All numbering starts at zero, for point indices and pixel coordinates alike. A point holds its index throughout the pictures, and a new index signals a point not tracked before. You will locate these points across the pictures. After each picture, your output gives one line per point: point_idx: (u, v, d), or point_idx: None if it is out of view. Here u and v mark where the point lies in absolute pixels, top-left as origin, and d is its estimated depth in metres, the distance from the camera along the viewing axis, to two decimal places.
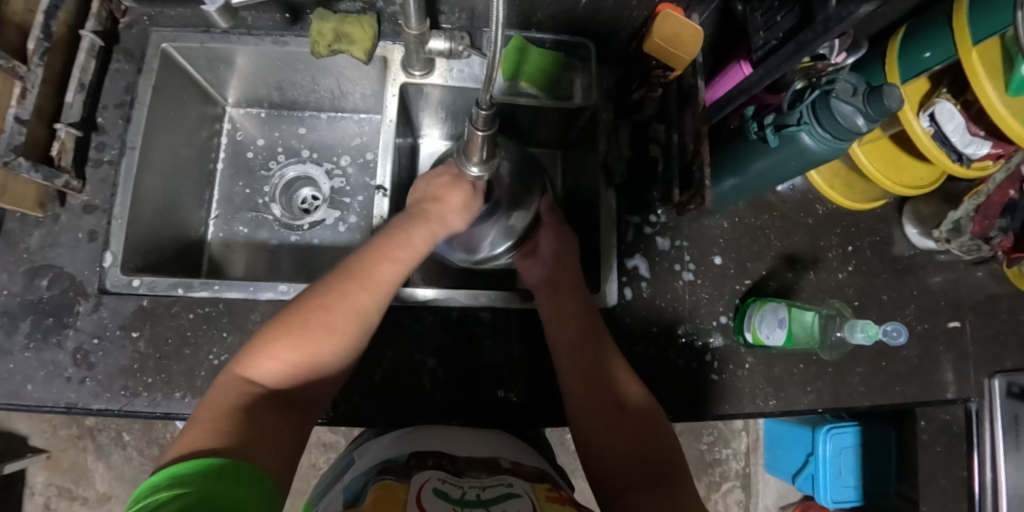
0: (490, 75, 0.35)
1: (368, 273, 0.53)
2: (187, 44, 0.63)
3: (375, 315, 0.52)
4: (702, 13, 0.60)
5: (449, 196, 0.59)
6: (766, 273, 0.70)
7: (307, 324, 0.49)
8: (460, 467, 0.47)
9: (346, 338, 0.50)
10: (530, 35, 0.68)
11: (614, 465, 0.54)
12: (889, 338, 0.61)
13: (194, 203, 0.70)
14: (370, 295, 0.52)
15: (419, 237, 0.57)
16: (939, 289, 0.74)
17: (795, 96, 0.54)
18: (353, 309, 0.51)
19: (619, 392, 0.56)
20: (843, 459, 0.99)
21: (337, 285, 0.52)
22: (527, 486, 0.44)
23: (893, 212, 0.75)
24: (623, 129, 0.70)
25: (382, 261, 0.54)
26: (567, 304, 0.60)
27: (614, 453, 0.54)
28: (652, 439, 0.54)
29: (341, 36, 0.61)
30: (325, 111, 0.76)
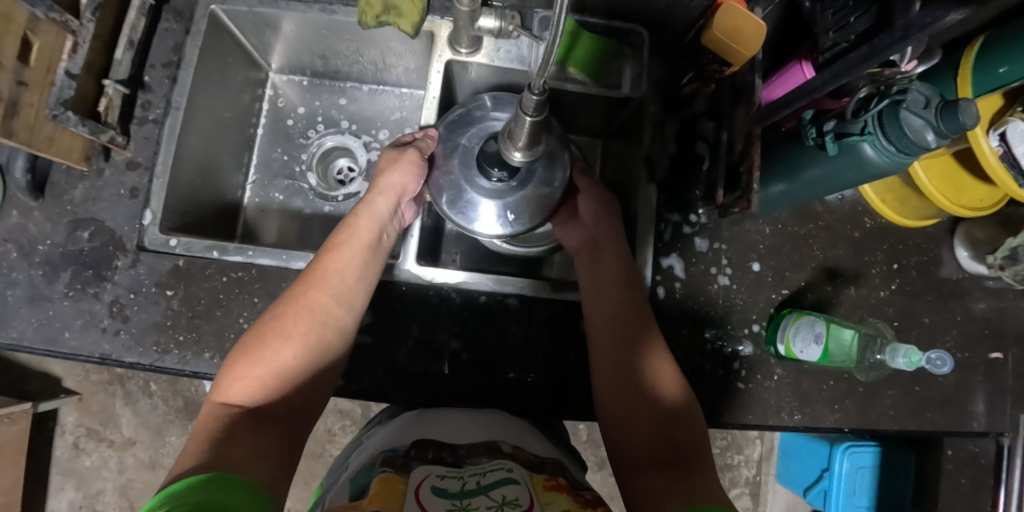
0: (548, 58, 0.33)
1: (317, 273, 0.53)
2: (235, 7, 0.63)
3: (331, 308, 0.52)
4: (766, 7, 0.57)
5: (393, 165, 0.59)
6: (805, 284, 0.68)
7: (264, 338, 0.50)
8: (462, 456, 0.47)
9: (302, 339, 0.50)
10: (582, 19, 0.66)
11: (638, 451, 0.51)
12: (933, 367, 0.61)
13: (233, 167, 0.70)
14: (323, 292, 0.53)
15: (365, 222, 0.57)
16: (982, 316, 0.72)
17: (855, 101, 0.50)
18: (309, 314, 0.51)
19: (655, 373, 0.55)
20: (859, 479, 0.98)
21: (289, 297, 0.52)
22: (526, 474, 0.43)
23: (945, 232, 0.72)
24: (669, 125, 0.67)
25: (332, 261, 0.54)
26: (606, 283, 0.59)
27: (637, 439, 0.52)
28: (680, 429, 0.51)
29: (390, 7, 0.60)
30: (367, 83, 0.75)
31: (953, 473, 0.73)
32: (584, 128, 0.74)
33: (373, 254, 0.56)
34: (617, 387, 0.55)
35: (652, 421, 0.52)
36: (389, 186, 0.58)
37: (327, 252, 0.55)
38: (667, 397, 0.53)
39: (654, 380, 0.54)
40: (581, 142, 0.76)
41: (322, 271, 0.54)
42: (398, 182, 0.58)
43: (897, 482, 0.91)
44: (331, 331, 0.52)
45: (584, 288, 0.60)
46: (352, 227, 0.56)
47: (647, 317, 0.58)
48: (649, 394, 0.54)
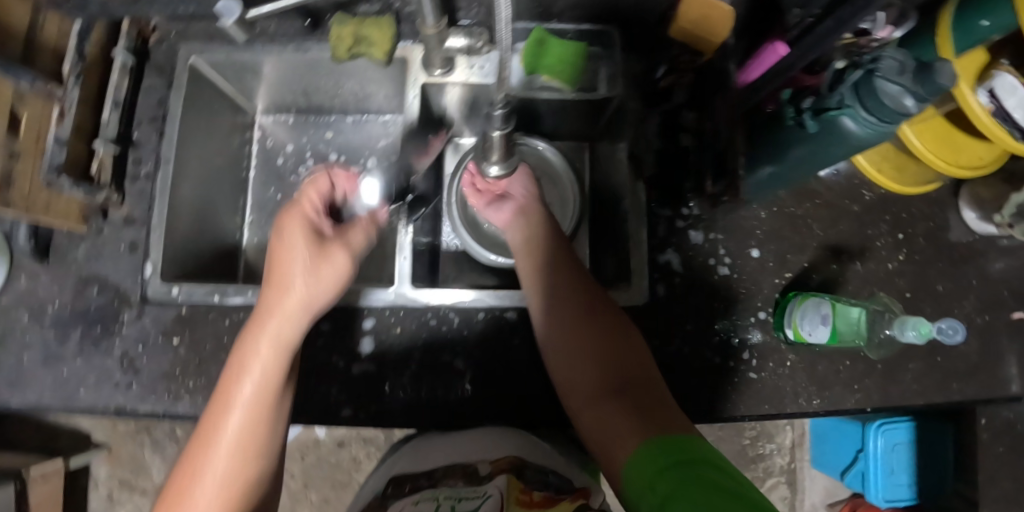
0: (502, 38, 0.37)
1: (219, 403, 0.49)
2: (214, 56, 0.64)
3: (246, 438, 0.49)
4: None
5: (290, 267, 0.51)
6: (809, 265, 0.67)
7: (186, 482, 0.48)
8: (438, 477, 0.57)
9: (223, 472, 0.49)
10: (551, 26, 0.66)
11: (592, 393, 0.51)
12: (946, 336, 0.58)
13: (229, 210, 0.71)
14: (229, 424, 0.49)
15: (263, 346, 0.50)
16: (1000, 277, 0.70)
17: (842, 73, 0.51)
18: (223, 450, 0.49)
19: (599, 342, 0.53)
20: (894, 456, 1.00)
21: (198, 435, 0.50)
22: (502, 485, 0.53)
23: (948, 195, 0.71)
24: (651, 120, 0.66)
25: (232, 393, 0.49)
26: (538, 249, 0.58)
27: (589, 383, 0.52)
28: (631, 358, 0.52)
29: (360, 39, 0.62)
30: (351, 114, 0.76)
31: (992, 444, 0.71)
32: (567, 134, 0.73)
33: (282, 370, 0.51)
34: (569, 360, 0.53)
35: (602, 363, 0.52)
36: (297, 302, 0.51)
37: (227, 382, 0.50)
38: (608, 335, 0.53)
39: (603, 348, 0.53)
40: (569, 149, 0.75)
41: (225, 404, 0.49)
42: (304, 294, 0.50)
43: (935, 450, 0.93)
44: (257, 458, 0.50)
45: (519, 255, 0.60)
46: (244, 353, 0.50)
47: (576, 275, 0.57)
48: (599, 361, 0.52)
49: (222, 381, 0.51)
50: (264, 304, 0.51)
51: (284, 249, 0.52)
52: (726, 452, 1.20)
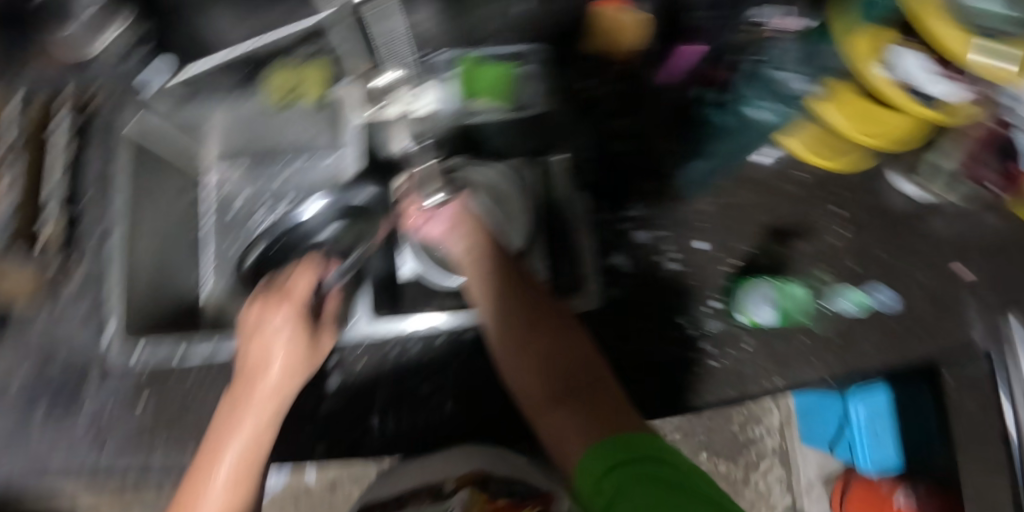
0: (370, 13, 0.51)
1: (210, 451, 0.53)
2: (157, 112, 0.66)
3: (238, 478, 0.53)
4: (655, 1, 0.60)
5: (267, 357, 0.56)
6: (755, 251, 0.69)
7: None
8: (405, 500, 0.56)
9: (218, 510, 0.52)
10: (483, 50, 0.68)
11: (545, 397, 0.53)
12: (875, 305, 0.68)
13: (189, 262, 0.73)
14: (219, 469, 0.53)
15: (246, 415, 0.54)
16: (944, 232, 0.72)
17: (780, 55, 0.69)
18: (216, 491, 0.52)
19: (547, 345, 0.55)
20: (876, 421, 1.07)
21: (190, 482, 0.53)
22: (463, 501, 0.52)
23: (879, 167, 0.75)
24: (586, 127, 0.71)
25: (222, 442, 0.53)
26: (480, 261, 0.60)
27: (541, 386, 0.53)
28: (577, 356, 0.54)
29: (297, 84, 0.67)
30: (299, 159, 0.76)
31: (959, 399, 0.72)
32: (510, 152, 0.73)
33: (269, 418, 0.55)
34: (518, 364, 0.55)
35: (554, 364, 0.54)
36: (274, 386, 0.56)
37: (217, 433, 0.54)
38: (553, 335, 0.55)
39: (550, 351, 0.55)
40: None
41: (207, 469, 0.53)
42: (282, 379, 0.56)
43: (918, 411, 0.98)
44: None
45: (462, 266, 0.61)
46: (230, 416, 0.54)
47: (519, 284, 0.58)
48: (548, 362, 0.54)
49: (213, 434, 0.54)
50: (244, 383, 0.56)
51: (264, 333, 0.57)
52: (718, 441, 1.21)
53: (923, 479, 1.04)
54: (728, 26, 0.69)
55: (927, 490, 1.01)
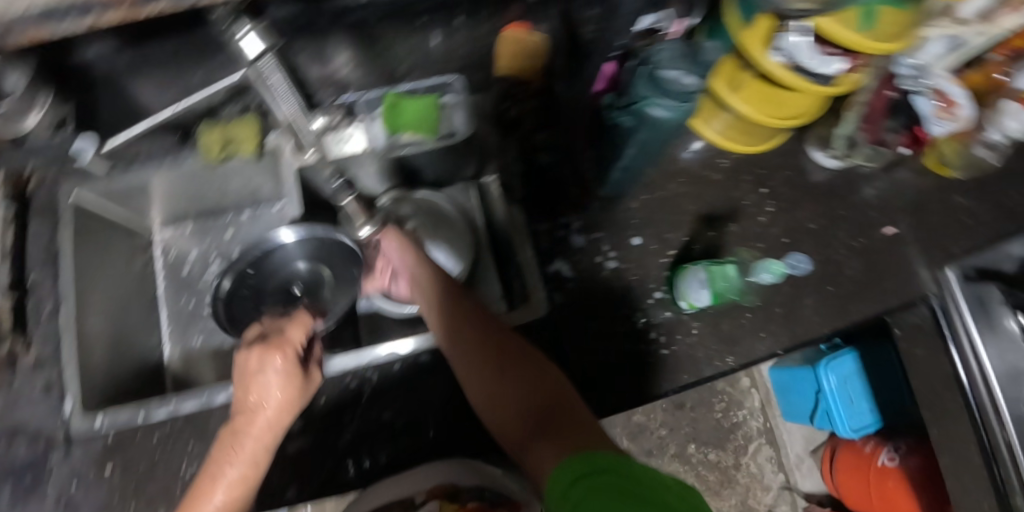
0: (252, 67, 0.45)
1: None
2: (94, 188, 0.66)
3: None
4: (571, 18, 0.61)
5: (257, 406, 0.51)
6: (689, 239, 0.73)
7: None
8: None
9: None
10: (401, 87, 0.72)
11: (517, 428, 0.51)
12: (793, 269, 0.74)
13: (147, 328, 0.74)
14: None
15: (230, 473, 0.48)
16: (876, 198, 0.81)
17: (666, 53, 0.54)
18: None
19: (512, 374, 0.55)
20: (848, 385, 1.02)
21: None
22: None
23: (797, 143, 0.81)
24: (511, 146, 0.73)
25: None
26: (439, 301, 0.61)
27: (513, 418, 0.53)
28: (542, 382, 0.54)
29: (227, 140, 0.69)
30: (246, 210, 0.80)
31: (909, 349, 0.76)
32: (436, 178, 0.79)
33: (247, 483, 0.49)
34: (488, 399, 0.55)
35: (524, 394, 0.53)
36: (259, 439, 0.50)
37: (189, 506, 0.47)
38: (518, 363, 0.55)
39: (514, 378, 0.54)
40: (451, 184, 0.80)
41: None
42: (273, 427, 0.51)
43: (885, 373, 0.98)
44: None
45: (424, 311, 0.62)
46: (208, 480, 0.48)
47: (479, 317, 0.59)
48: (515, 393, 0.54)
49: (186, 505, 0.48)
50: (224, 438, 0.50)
51: (263, 378, 0.51)
52: (704, 431, 1.24)
53: (904, 437, 1.04)
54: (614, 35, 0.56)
55: (911, 448, 1.01)
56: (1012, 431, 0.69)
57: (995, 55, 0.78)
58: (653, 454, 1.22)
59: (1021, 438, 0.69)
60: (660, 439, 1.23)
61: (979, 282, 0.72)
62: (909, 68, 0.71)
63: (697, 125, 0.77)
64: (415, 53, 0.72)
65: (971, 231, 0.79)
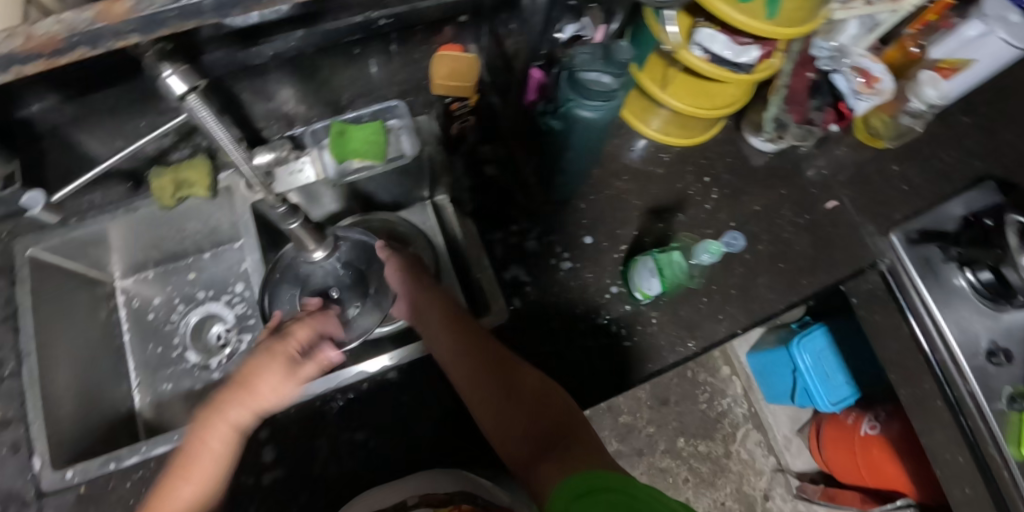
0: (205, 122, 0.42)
1: (165, 497, 0.52)
2: (50, 243, 0.67)
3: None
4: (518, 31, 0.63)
5: (247, 385, 0.53)
6: (639, 233, 0.75)
7: None
8: None
9: None
10: (344, 117, 0.73)
11: (523, 450, 0.56)
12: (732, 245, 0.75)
13: (115, 378, 0.74)
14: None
15: (212, 445, 0.53)
16: (816, 178, 0.84)
17: (585, 56, 0.56)
18: None
19: (517, 396, 0.58)
20: (824, 362, 1.02)
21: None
22: None
23: (733, 131, 0.84)
24: (458, 162, 0.77)
25: (178, 488, 0.52)
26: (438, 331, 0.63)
27: (519, 440, 0.56)
28: (545, 404, 0.57)
29: (181, 183, 0.68)
30: (207, 250, 0.82)
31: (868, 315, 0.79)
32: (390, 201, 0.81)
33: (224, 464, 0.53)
34: (494, 420, 0.58)
35: (529, 415, 0.57)
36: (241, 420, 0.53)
37: (176, 477, 0.53)
38: (519, 386, 0.59)
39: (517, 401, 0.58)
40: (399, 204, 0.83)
41: (173, 490, 0.52)
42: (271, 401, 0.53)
43: (856, 347, 0.98)
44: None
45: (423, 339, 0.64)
46: (194, 449, 0.53)
47: (479, 343, 0.61)
48: (520, 414, 0.57)
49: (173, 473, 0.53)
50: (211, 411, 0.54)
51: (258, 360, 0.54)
52: (691, 423, 1.25)
53: (884, 404, 1.02)
54: None
55: (890, 414, 1.00)
56: (973, 382, 0.71)
57: (908, 30, 0.83)
58: (644, 453, 1.23)
59: (983, 388, 0.71)
60: (649, 436, 1.24)
61: (921, 243, 0.77)
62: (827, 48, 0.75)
63: (638, 125, 0.81)
64: (357, 83, 0.75)
65: (909, 197, 0.83)
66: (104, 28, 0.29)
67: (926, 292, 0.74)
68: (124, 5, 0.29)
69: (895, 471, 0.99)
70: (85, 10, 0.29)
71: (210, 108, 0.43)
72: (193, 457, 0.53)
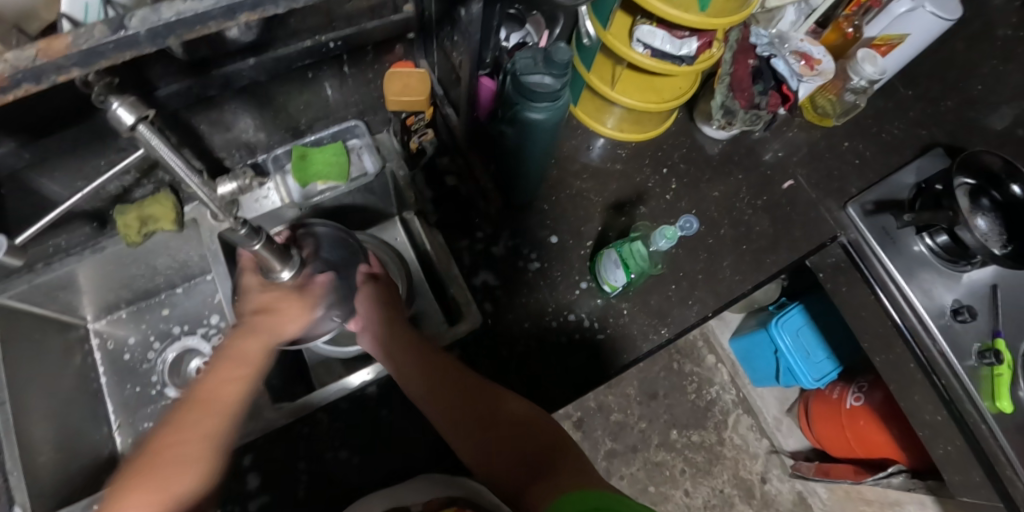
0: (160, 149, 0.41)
1: (205, 400, 0.52)
2: (19, 289, 0.67)
3: (228, 435, 0.52)
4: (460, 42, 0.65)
5: (281, 304, 0.57)
6: (603, 228, 0.77)
7: (156, 468, 0.49)
8: None
9: (198, 468, 0.50)
10: (305, 140, 0.76)
11: (513, 475, 0.56)
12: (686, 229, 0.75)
13: (93, 423, 0.73)
14: (214, 417, 0.52)
15: (251, 348, 0.55)
16: (772, 161, 0.86)
17: (525, 61, 0.59)
18: (202, 438, 0.51)
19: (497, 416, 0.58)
20: (803, 339, 1.04)
21: (176, 421, 0.51)
22: None
23: (687, 122, 0.87)
24: (419, 176, 0.78)
25: (222, 390, 0.53)
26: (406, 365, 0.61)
27: (506, 464, 0.57)
28: (527, 425, 0.58)
29: (145, 219, 0.69)
30: (180, 285, 0.83)
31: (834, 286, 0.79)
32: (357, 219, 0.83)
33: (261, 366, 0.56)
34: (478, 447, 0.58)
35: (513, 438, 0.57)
36: (269, 332, 0.56)
37: (215, 379, 0.54)
38: (497, 408, 0.59)
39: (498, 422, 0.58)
40: (368, 217, 0.84)
41: (213, 393, 0.53)
42: (292, 321, 0.57)
43: (830, 321, 1.00)
44: (213, 442, 0.51)
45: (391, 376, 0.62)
46: (237, 347, 0.55)
47: (451, 374, 0.61)
48: (505, 435, 0.58)
49: (210, 378, 0.54)
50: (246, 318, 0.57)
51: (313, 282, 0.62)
52: (682, 414, 1.26)
53: (865, 375, 1.04)
54: (483, 44, 0.60)
55: (872, 383, 1.02)
56: (941, 342, 0.72)
57: (844, 12, 0.85)
58: (638, 449, 1.23)
59: (951, 346, 0.72)
60: (642, 432, 1.24)
61: (877, 213, 0.79)
62: (767, 36, 0.81)
63: (596, 124, 0.84)
64: (314, 106, 0.77)
65: (862, 169, 0.86)
66: (46, 65, 0.30)
67: (889, 263, 0.75)
68: (65, 41, 0.30)
69: (883, 440, 1.00)
70: (27, 48, 0.30)
71: (164, 138, 0.42)
72: (233, 358, 0.55)
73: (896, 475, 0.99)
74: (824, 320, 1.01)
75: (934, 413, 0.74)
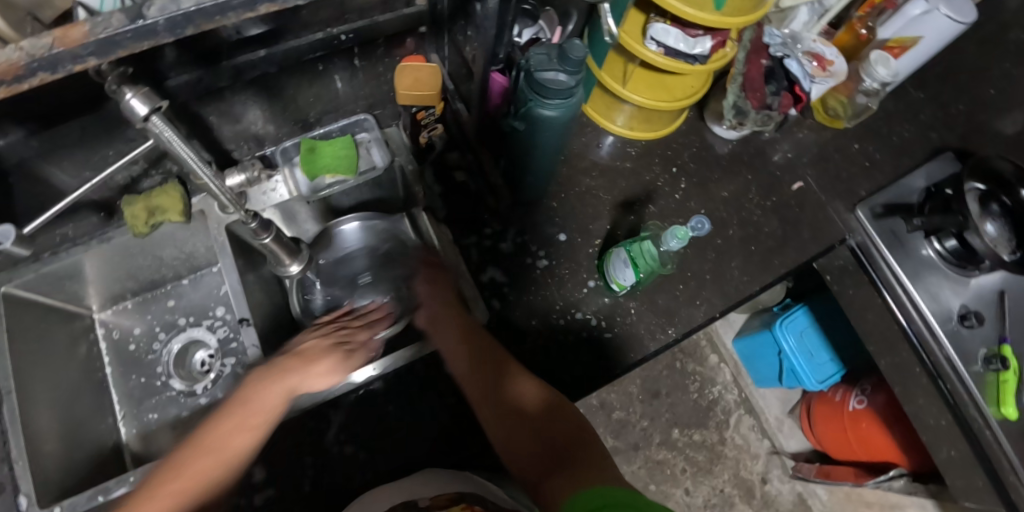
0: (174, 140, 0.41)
1: (214, 441, 0.51)
2: (25, 279, 0.67)
3: (219, 483, 0.51)
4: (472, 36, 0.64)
5: (319, 361, 0.57)
6: (611, 226, 0.77)
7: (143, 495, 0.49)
8: None
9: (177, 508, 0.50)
10: (314, 133, 0.75)
11: (530, 463, 0.56)
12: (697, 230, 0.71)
13: (98, 413, 0.73)
14: (216, 463, 0.51)
15: (271, 396, 0.54)
16: (781, 162, 0.86)
17: (541, 57, 0.58)
18: (192, 483, 0.50)
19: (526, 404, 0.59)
20: (808, 341, 1.04)
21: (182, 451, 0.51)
22: None
23: (697, 121, 0.87)
24: (428, 172, 0.78)
25: (233, 436, 0.52)
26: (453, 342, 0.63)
27: (527, 451, 0.57)
28: (555, 420, 0.58)
29: (153, 210, 0.68)
30: (185, 276, 0.82)
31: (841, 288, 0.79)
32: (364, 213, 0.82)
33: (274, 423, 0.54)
34: (501, 429, 0.58)
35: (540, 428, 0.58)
36: (295, 386, 0.55)
37: (230, 421, 0.52)
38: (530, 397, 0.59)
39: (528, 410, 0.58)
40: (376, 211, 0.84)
41: (225, 436, 0.52)
42: (321, 382, 0.57)
43: (836, 323, 1.00)
44: (206, 488, 0.51)
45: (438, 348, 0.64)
46: (258, 392, 0.53)
47: (494, 354, 0.62)
48: (531, 424, 0.58)
49: (225, 418, 0.53)
50: (281, 361, 0.56)
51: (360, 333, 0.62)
52: (684, 413, 1.27)
53: (869, 377, 1.04)
54: (496, 40, 0.60)
55: (875, 386, 1.01)
56: (949, 347, 0.71)
57: (857, 13, 0.85)
58: (640, 446, 1.24)
59: (958, 352, 0.71)
60: (644, 430, 1.25)
61: (887, 216, 0.79)
62: (780, 36, 0.80)
63: (606, 121, 0.83)
64: (323, 98, 0.77)
65: (872, 171, 0.85)
66: (62, 53, 0.30)
67: (898, 267, 0.75)
68: (82, 29, 0.30)
69: (885, 443, 1.00)
70: (42, 36, 0.29)
71: (175, 128, 0.42)
72: (251, 406, 0.53)
73: (897, 478, 0.99)
74: (830, 321, 1.00)
75: (938, 417, 0.75)
